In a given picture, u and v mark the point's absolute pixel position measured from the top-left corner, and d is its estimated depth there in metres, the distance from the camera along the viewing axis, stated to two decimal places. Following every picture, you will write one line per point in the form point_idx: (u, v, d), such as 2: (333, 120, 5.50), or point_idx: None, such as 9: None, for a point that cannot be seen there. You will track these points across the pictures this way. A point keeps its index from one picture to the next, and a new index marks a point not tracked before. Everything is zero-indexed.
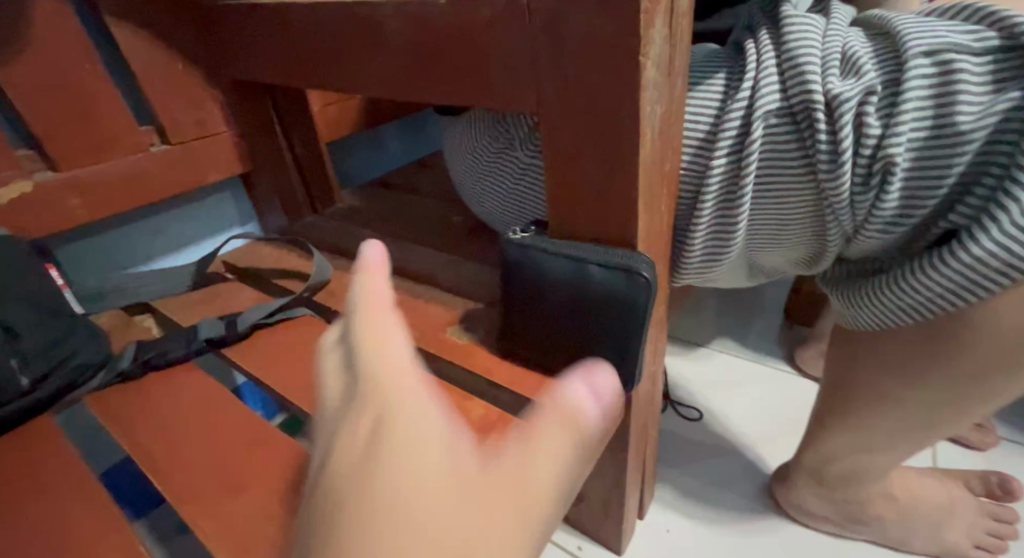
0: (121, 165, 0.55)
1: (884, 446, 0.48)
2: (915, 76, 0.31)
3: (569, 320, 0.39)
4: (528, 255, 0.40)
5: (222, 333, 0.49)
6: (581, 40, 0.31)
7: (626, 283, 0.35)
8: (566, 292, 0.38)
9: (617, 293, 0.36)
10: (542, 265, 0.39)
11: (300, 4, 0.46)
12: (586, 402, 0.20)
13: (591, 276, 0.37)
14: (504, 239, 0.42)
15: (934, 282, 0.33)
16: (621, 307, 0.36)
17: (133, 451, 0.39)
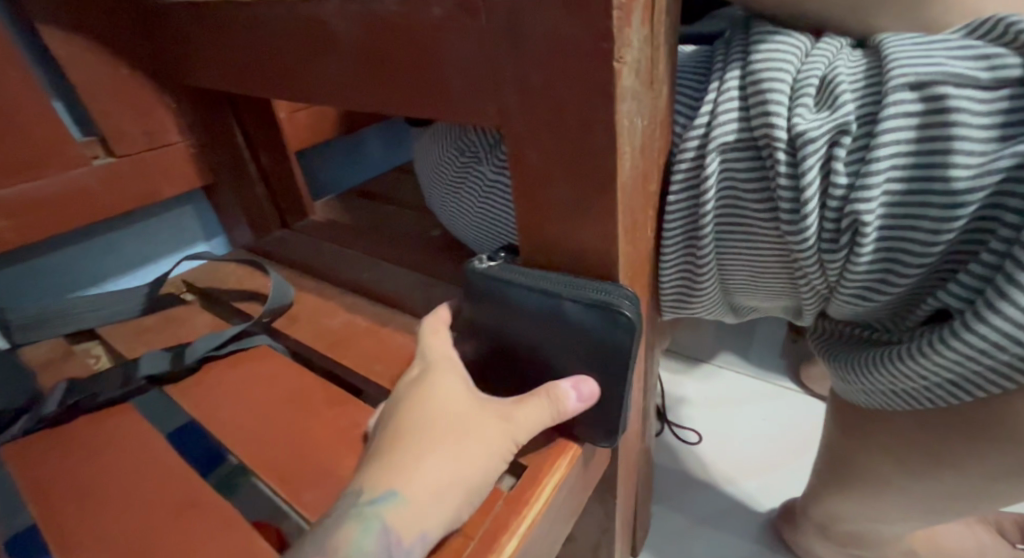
0: (58, 181, 0.50)
1: (891, 518, 0.43)
2: (895, 113, 0.26)
3: (548, 356, 0.35)
4: (497, 289, 0.36)
5: (166, 368, 0.45)
6: (545, 43, 0.26)
7: (607, 320, 0.31)
8: (540, 328, 0.34)
9: (595, 329, 0.32)
10: (512, 300, 0.35)
11: (243, 3, 0.42)
12: (568, 393, 0.33)
13: (565, 312, 0.33)
14: (468, 268, 0.38)
15: (937, 366, 0.29)
16: (604, 344, 0.32)
17: (46, 515, 0.34)
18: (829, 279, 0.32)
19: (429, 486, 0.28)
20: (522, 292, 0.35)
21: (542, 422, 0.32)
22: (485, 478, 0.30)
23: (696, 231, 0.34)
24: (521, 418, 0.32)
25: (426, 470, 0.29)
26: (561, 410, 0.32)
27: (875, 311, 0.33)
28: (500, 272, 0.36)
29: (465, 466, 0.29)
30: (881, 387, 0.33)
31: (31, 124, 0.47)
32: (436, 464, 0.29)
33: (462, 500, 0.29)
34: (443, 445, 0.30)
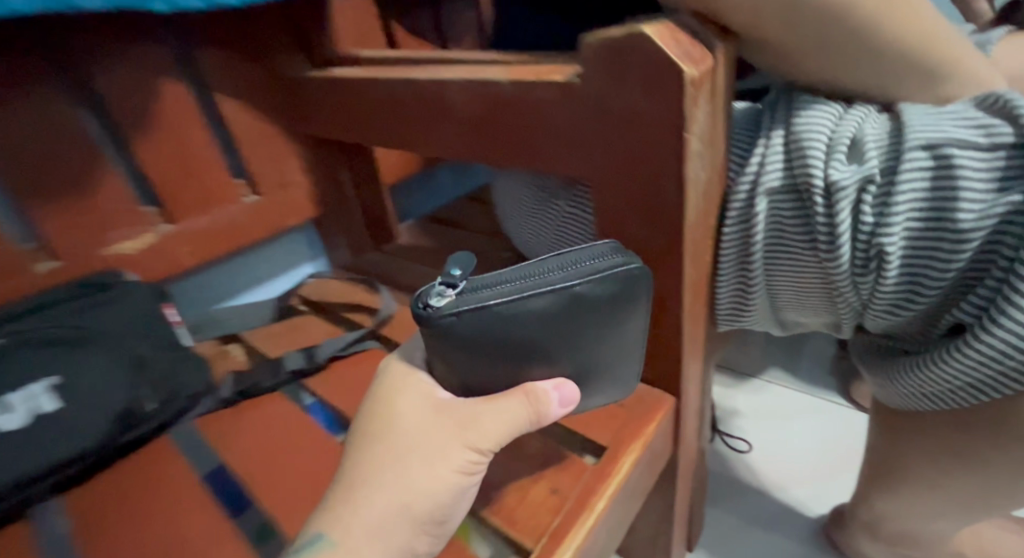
0: (220, 216, 0.63)
1: (936, 515, 0.47)
2: (912, 167, 0.33)
3: (556, 346, 0.31)
4: (488, 319, 0.28)
5: (303, 365, 0.55)
6: (628, 118, 0.34)
7: (620, 286, 0.30)
8: (554, 333, 0.30)
9: (613, 299, 0.31)
10: (521, 323, 0.29)
11: (371, 78, 0.52)
12: (539, 390, 0.32)
13: (586, 300, 0.30)
14: (430, 317, 0.28)
15: (953, 370, 0.35)
16: (624, 312, 0.32)
17: (237, 472, 0.44)
18: (862, 297, 0.38)
19: (375, 521, 0.29)
20: (533, 307, 0.29)
21: (508, 420, 0.31)
22: (448, 492, 0.30)
23: (748, 257, 0.41)
24: (493, 426, 0.31)
25: (370, 510, 0.29)
26: (540, 412, 0.31)
27: (904, 324, 0.39)
28: (476, 301, 0.28)
29: (418, 492, 0.29)
30: (911, 389, 0.39)
31: (206, 171, 0.60)
32: (385, 495, 0.29)
33: (418, 522, 0.30)
34: (387, 478, 0.30)
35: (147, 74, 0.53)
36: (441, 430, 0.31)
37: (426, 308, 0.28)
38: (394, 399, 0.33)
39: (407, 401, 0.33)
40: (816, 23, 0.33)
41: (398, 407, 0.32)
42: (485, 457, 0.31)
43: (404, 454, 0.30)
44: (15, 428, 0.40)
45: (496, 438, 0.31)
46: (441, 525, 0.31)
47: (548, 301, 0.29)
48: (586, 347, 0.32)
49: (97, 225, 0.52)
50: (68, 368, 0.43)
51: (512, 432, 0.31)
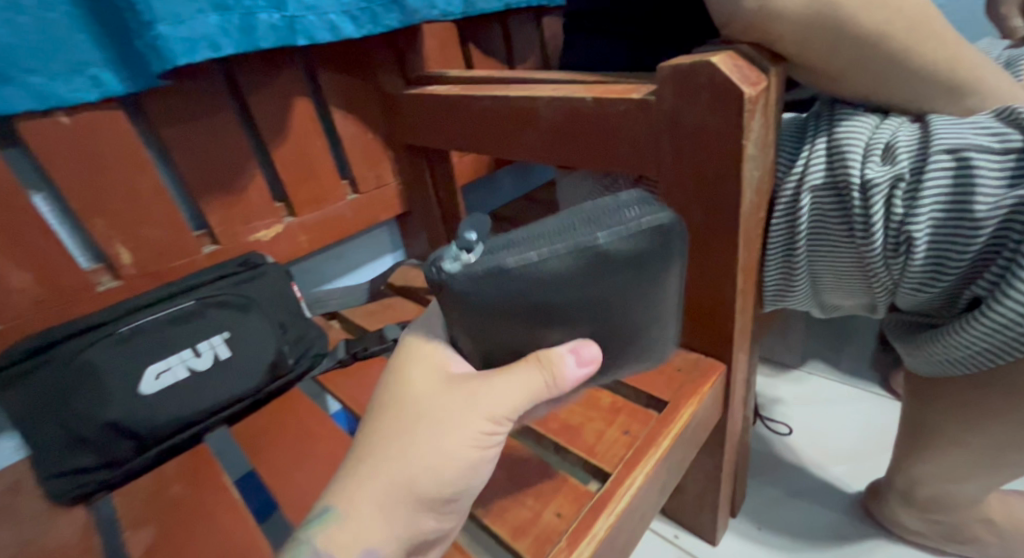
0: (330, 210, 0.74)
1: (965, 476, 0.53)
2: (936, 168, 0.40)
3: (580, 310, 0.31)
4: (502, 278, 0.28)
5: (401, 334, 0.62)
6: (696, 129, 0.42)
7: (650, 242, 0.29)
8: (576, 293, 0.30)
9: (641, 255, 0.29)
10: (539, 280, 0.29)
11: (463, 94, 0.62)
12: (563, 357, 0.32)
13: (609, 254, 0.28)
14: (443, 279, 0.29)
15: (972, 337, 0.41)
16: (656, 270, 0.30)
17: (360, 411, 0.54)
18: (894, 278, 0.45)
19: (385, 494, 0.31)
20: (547, 265, 0.28)
21: (518, 392, 0.32)
22: (456, 466, 0.33)
23: (793, 244, 0.48)
24: (500, 399, 0.32)
25: (379, 485, 0.32)
26: (555, 376, 0.31)
27: (931, 301, 0.45)
28: (488, 260, 0.28)
29: (425, 467, 0.32)
30: (937, 356, 0.46)
31: (322, 172, 0.71)
32: (396, 467, 0.32)
33: (424, 496, 0.32)
34: (395, 455, 0.32)
35: (284, 93, 0.65)
36: (449, 408, 0.33)
37: (439, 271, 0.29)
38: (407, 377, 0.35)
39: (419, 378, 0.34)
40: (853, 50, 0.40)
41: (411, 384, 0.34)
42: (493, 431, 0.33)
43: (412, 429, 0.33)
44: (203, 368, 0.51)
45: (506, 410, 0.33)
46: (454, 497, 0.34)
47: (564, 257, 0.28)
48: (612, 305, 0.31)
49: (243, 216, 0.64)
50: (235, 325, 0.54)
51: (517, 406, 0.33)
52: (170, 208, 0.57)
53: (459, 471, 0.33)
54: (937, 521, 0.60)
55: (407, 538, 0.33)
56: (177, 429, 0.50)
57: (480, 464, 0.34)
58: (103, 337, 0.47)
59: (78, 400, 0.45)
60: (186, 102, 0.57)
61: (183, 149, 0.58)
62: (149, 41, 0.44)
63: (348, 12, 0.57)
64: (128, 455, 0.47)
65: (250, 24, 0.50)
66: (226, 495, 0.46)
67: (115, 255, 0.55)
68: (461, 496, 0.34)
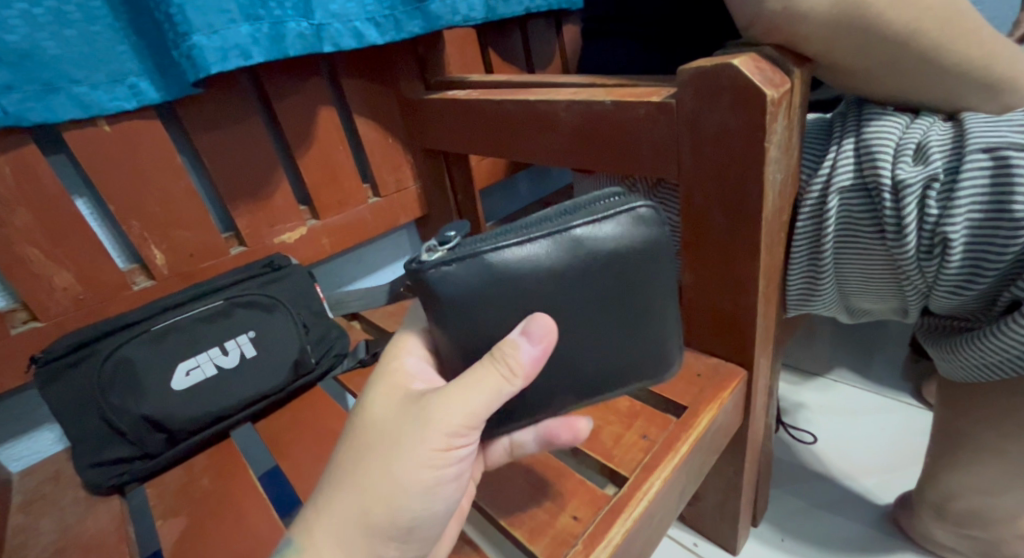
0: (352, 213, 0.75)
1: (1003, 490, 0.51)
2: (972, 167, 0.39)
3: (555, 301, 0.34)
4: (477, 262, 0.33)
5: None
6: (717, 131, 0.42)
7: (610, 233, 0.34)
8: (550, 280, 0.34)
9: (597, 243, 0.34)
10: (510, 263, 0.33)
11: (482, 98, 0.62)
12: (519, 348, 0.32)
13: (567, 242, 0.34)
14: (422, 269, 0.33)
15: (1012, 342, 0.40)
16: (621, 261, 0.35)
17: None
18: (927, 281, 0.44)
19: (345, 517, 0.30)
20: (515, 251, 0.33)
21: (481, 391, 0.31)
22: (413, 485, 0.31)
23: (820, 247, 0.47)
24: (452, 403, 0.31)
25: (339, 507, 0.30)
26: (511, 369, 0.31)
27: (967, 305, 0.44)
28: (466, 251, 0.33)
29: (378, 490, 0.30)
30: (974, 362, 0.44)
31: (345, 176, 0.73)
32: (353, 486, 0.30)
33: (380, 524, 0.30)
34: (355, 474, 0.31)
35: (309, 100, 0.67)
36: (401, 422, 0.32)
37: (420, 262, 0.33)
38: (372, 392, 0.35)
39: (382, 391, 0.34)
40: (882, 49, 0.39)
41: (375, 398, 0.34)
42: (451, 444, 0.31)
43: (366, 451, 0.31)
44: (231, 366, 0.53)
45: (467, 411, 0.31)
46: (416, 521, 0.32)
47: (530, 245, 0.34)
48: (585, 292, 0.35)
49: (269, 219, 0.66)
50: (261, 325, 0.55)
51: (470, 410, 0.31)
52: (201, 211, 0.59)
53: (415, 491, 0.31)
54: (971, 536, 0.58)
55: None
56: (205, 425, 0.51)
57: (441, 480, 0.32)
58: (137, 334, 0.49)
59: (115, 394, 0.46)
60: (218, 108, 0.59)
61: (214, 154, 0.60)
62: (184, 51, 0.46)
63: (372, 18, 0.58)
64: (159, 449, 0.48)
65: (279, 33, 0.51)
66: (252, 489, 0.47)
67: (150, 256, 0.57)
68: (424, 519, 0.32)
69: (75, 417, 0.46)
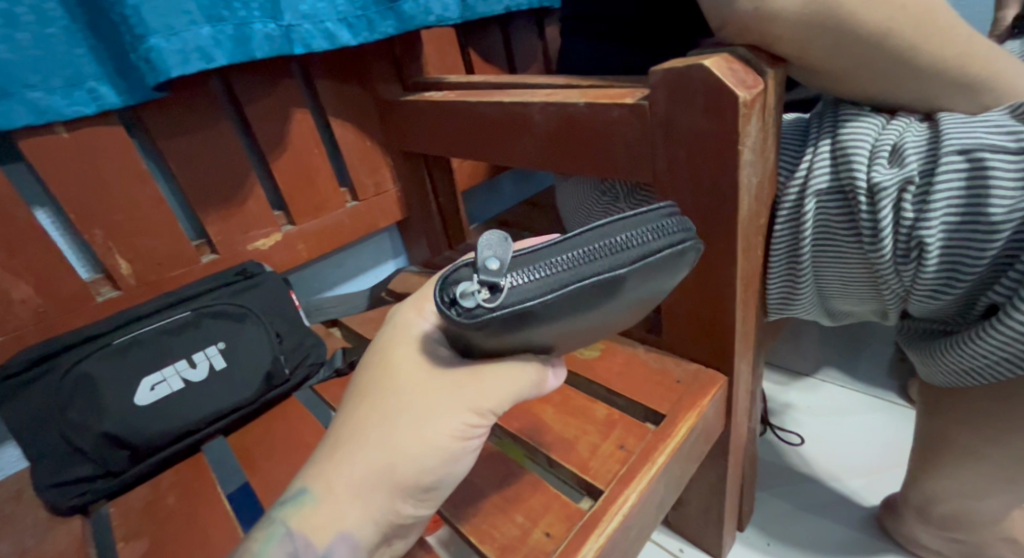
0: (329, 218, 0.74)
1: (984, 493, 0.50)
2: (948, 170, 0.38)
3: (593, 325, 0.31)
4: (523, 318, 0.26)
5: None
6: (690, 134, 0.41)
7: (670, 263, 0.29)
8: (594, 315, 0.29)
9: (656, 275, 0.29)
10: (568, 314, 0.27)
11: (458, 100, 0.61)
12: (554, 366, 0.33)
13: (631, 284, 0.28)
14: (458, 322, 0.26)
15: (990, 346, 0.39)
16: (666, 280, 0.30)
17: None
18: (905, 285, 0.43)
19: (357, 481, 0.30)
20: (574, 300, 0.27)
21: (510, 383, 0.31)
22: (437, 458, 0.31)
23: (798, 251, 0.46)
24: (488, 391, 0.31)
25: (352, 470, 0.31)
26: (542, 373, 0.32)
27: (945, 309, 0.43)
28: (512, 302, 0.26)
29: (403, 455, 0.30)
30: (952, 366, 0.43)
31: (321, 180, 0.71)
32: (369, 453, 0.31)
33: (400, 488, 0.31)
34: (371, 439, 0.31)
35: (282, 103, 0.65)
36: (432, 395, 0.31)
37: (454, 309, 0.26)
38: (391, 355, 0.33)
39: (404, 359, 0.33)
40: (857, 48, 0.38)
41: (395, 365, 0.33)
42: (479, 422, 0.32)
43: (392, 415, 0.31)
44: (199, 379, 0.51)
45: (493, 398, 0.31)
46: (436, 489, 0.33)
47: (590, 292, 0.27)
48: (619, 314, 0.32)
49: (241, 225, 0.65)
50: (231, 336, 0.54)
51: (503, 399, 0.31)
52: (169, 219, 0.58)
53: (441, 462, 0.31)
54: (956, 539, 0.57)
55: (386, 526, 0.32)
56: (173, 440, 0.49)
57: (464, 455, 0.32)
58: (99, 348, 0.47)
59: (75, 411, 0.45)
60: (185, 112, 0.57)
61: (181, 161, 0.58)
62: (142, 55, 0.44)
63: (344, 19, 0.57)
64: (123, 467, 0.47)
65: (244, 34, 0.50)
66: (220, 507, 0.46)
67: (115, 266, 0.55)
68: (443, 488, 0.33)
69: (33, 435, 0.44)
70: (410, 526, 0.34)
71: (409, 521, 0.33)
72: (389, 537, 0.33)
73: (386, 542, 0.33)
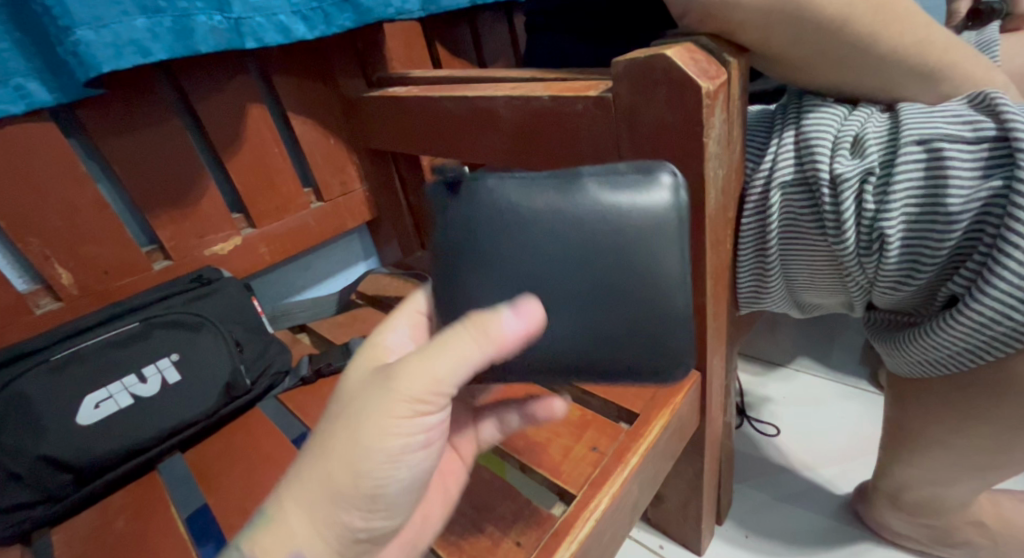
0: (293, 219, 0.71)
1: (951, 479, 0.51)
2: (907, 160, 0.38)
3: None
4: None
5: None
6: (655, 126, 0.40)
7: None
8: None
9: None
10: None
11: (422, 96, 0.59)
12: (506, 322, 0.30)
13: None
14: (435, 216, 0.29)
15: (953, 336, 0.39)
16: None
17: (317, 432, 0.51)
18: (868, 277, 0.43)
19: (302, 491, 0.28)
20: None
21: (452, 348, 0.29)
22: (380, 448, 0.28)
23: (765, 244, 0.46)
24: (431, 368, 0.29)
25: (297, 480, 0.28)
26: (490, 330, 0.29)
27: (908, 300, 0.43)
28: None
29: (341, 451, 0.28)
30: (917, 357, 0.43)
31: (282, 180, 0.69)
32: (311, 456, 0.28)
33: (349, 493, 0.28)
34: (316, 444, 0.29)
35: (237, 100, 0.62)
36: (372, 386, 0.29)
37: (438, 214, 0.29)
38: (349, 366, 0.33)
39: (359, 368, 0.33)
40: (817, 36, 0.38)
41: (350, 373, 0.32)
42: (427, 405, 0.29)
43: (336, 415, 0.29)
44: (150, 394, 0.48)
45: (433, 370, 0.28)
46: (391, 497, 0.30)
47: None
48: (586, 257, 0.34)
49: (197, 229, 0.62)
50: (186, 347, 0.51)
51: (451, 377, 0.29)
52: (114, 224, 0.54)
53: (389, 464, 0.29)
54: (927, 525, 0.58)
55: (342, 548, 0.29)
56: (122, 460, 0.47)
57: (417, 454, 0.29)
58: (35, 365, 0.44)
59: (7, 434, 0.42)
60: (130, 110, 0.54)
61: (126, 163, 0.55)
62: (70, 48, 0.42)
63: (299, 11, 0.54)
64: (65, 491, 0.44)
65: (186, 27, 0.47)
66: (173, 529, 0.43)
67: (55, 276, 0.52)
68: (398, 495, 0.30)
69: None
70: (373, 542, 0.31)
71: (371, 536, 0.31)
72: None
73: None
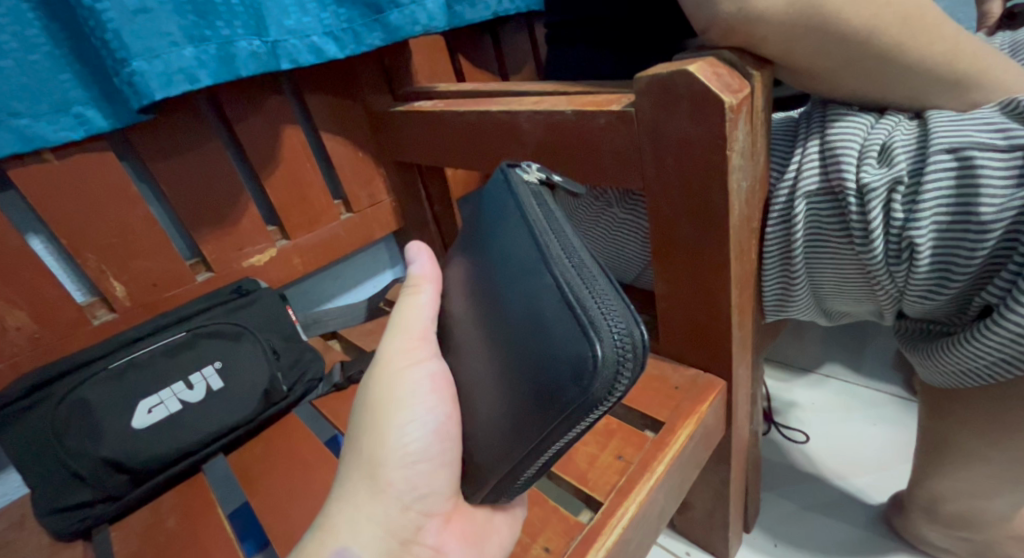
0: (325, 231, 0.74)
1: (992, 492, 0.50)
2: (936, 169, 0.37)
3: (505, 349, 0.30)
4: (490, 274, 0.32)
5: None
6: (678, 141, 0.40)
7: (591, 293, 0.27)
8: (507, 326, 0.30)
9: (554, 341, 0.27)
10: (505, 276, 0.31)
11: (447, 112, 0.60)
12: (418, 267, 0.39)
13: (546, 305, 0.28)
14: (488, 196, 0.37)
15: (989, 348, 0.39)
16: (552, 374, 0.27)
17: None
18: (899, 285, 0.42)
19: (354, 473, 0.33)
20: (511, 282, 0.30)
21: (417, 307, 0.37)
22: (395, 404, 0.33)
23: (791, 252, 0.45)
24: (401, 326, 0.36)
25: (349, 462, 0.34)
26: (414, 277, 0.38)
27: (941, 308, 0.42)
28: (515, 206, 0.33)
29: (374, 418, 0.34)
30: (950, 367, 0.43)
31: (313, 194, 0.71)
32: (355, 439, 0.34)
33: (386, 451, 0.33)
34: (357, 429, 0.34)
35: (272, 119, 0.65)
36: (376, 373, 0.36)
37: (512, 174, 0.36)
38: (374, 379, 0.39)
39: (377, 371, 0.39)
40: (843, 48, 0.38)
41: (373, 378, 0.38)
42: (417, 352, 0.35)
43: (364, 392, 0.36)
44: (196, 400, 0.51)
45: (414, 325, 0.36)
46: (419, 447, 0.33)
47: (517, 280, 0.30)
48: (525, 342, 0.28)
49: (237, 243, 0.65)
50: (228, 355, 0.54)
51: (418, 320, 0.36)
52: (162, 240, 0.58)
53: (401, 414, 0.33)
54: (964, 537, 0.56)
55: (393, 514, 0.32)
56: (172, 462, 0.49)
57: (425, 394, 0.34)
58: (94, 373, 0.47)
59: (72, 437, 0.45)
60: (174, 133, 0.57)
61: (172, 181, 0.58)
62: (126, 78, 0.45)
63: (331, 32, 0.57)
64: (122, 491, 0.47)
65: (228, 53, 0.50)
66: (221, 529, 0.46)
67: (110, 288, 0.56)
68: (429, 444, 0.33)
69: (31, 460, 0.44)
70: (431, 506, 0.34)
71: (424, 500, 0.33)
72: (405, 530, 0.32)
73: (406, 536, 0.33)
